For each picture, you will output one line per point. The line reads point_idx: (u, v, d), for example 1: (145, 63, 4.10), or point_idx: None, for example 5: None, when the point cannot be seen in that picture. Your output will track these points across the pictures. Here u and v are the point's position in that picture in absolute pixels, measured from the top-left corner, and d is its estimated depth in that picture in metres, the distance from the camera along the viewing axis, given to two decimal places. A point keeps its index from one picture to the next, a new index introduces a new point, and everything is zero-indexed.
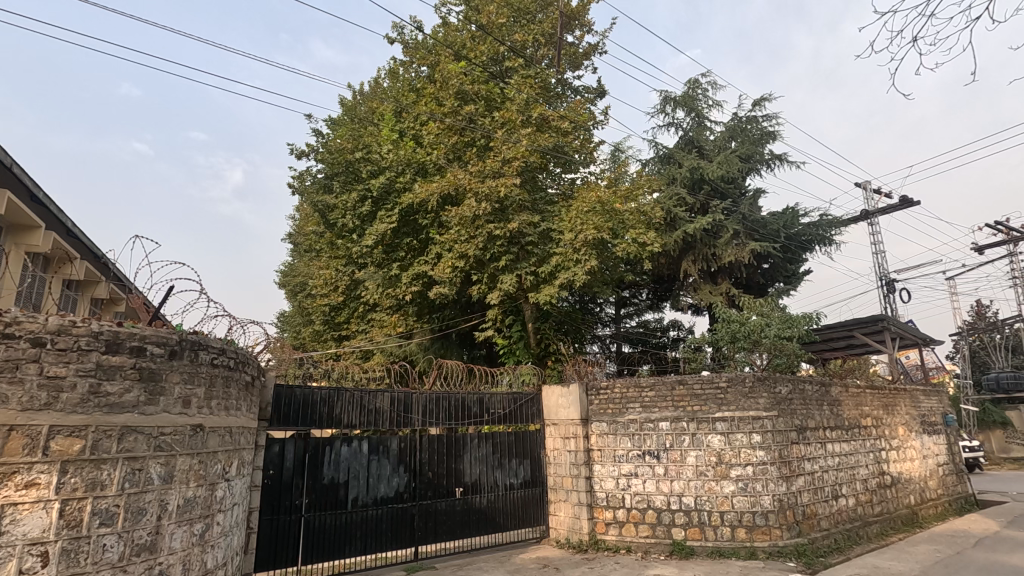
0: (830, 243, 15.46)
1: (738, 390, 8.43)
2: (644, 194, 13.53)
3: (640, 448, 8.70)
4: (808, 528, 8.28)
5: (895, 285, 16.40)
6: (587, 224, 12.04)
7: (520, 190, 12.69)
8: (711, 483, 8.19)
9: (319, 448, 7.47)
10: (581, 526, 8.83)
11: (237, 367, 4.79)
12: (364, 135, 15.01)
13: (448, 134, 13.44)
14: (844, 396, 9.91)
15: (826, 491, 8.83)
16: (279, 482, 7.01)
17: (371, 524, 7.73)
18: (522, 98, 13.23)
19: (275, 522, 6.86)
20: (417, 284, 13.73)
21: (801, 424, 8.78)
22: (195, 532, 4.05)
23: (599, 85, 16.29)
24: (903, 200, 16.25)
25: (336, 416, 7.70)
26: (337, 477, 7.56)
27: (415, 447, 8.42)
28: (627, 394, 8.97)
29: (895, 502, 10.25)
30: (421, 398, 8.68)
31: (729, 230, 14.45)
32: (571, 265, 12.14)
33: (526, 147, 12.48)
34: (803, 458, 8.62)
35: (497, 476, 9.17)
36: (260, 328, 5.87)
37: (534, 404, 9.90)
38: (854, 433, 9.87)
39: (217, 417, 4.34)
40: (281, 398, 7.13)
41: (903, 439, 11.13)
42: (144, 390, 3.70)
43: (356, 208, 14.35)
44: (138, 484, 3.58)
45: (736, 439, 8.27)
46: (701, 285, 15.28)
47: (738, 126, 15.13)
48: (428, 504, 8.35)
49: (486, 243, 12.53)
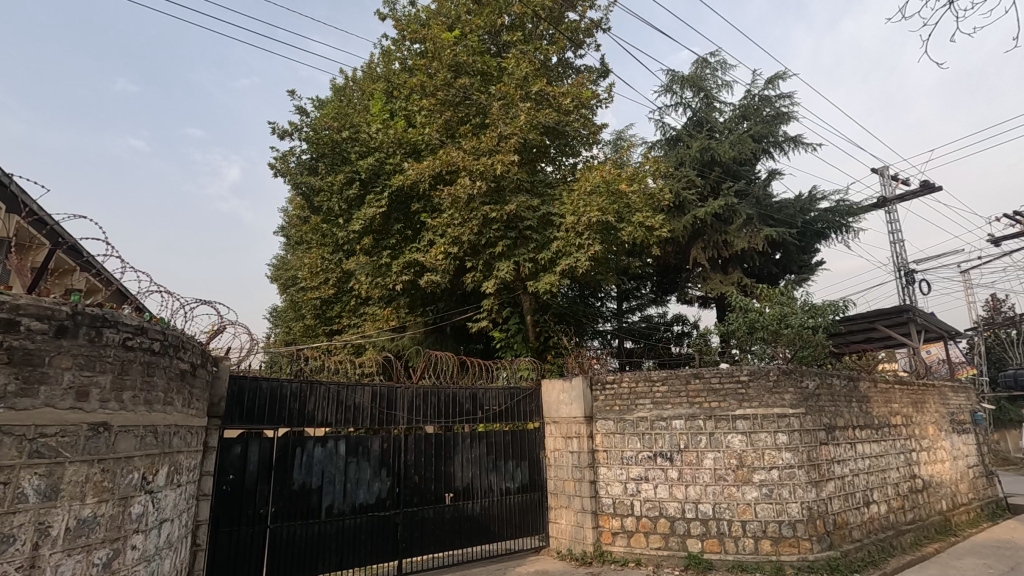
0: (848, 231, 14.53)
1: (761, 385, 7.53)
2: (651, 177, 12.67)
3: (651, 449, 7.82)
4: (839, 539, 7.39)
5: (915, 276, 15.50)
6: (591, 206, 11.17)
7: (518, 169, 11.77)
8: (731, 489, 7.29)
9: (289, 450, 6.56)
10: (584, 535, 7.96)
11: (168, 353, 3.86)
12: (352, 115, 14.10)
13: (439, 109, 12.29)
14: (873, 392, 9.02)
15: (857, 497, 7.95)
16: (241, 488, 6.12)
17: (349, 535, 6.83)
18: (521, 72, 12.26)
19: (235, 534, 5.97)
20: (408, 274, 12.82)
21: (830, 423, 7.89)
22: (97, 561, 3.14)
23: (600, 65, 15.39)
24: (924, 184, 15.32)
25: (309, 412, 6.79)
26: (310, 482, 6.65)
27: (399, 447, 7.51)
28: (636, 389, 8.08)
29: (927, 509, 9.37)
30: (407, 393, 7.78)
31: (742, 215, 13.60)
32: (572, 251, 11.25)
33: (525, 122, 11.58)
34: (833, 461, 7.72)
35: (492, 480, 8.27)
36: (211, 310, 4.98)
37: (533, 400, 9.03)
38: (884, 432, 8.99)
39: (132, 414, 3.43)
40: (244, 392, 6.22)
41: (933, 439, 10.26)
42: (14, 377, 2.81)
43: (344, 190, 13.46)
44: (2, 504, 2.68)
45: (759, 439, 7.37)
46: (710, 275, 14.40)
47: (750, 107, 14.20)
48: (414, 511, 7.45)
49: (481, 227, 11.69)
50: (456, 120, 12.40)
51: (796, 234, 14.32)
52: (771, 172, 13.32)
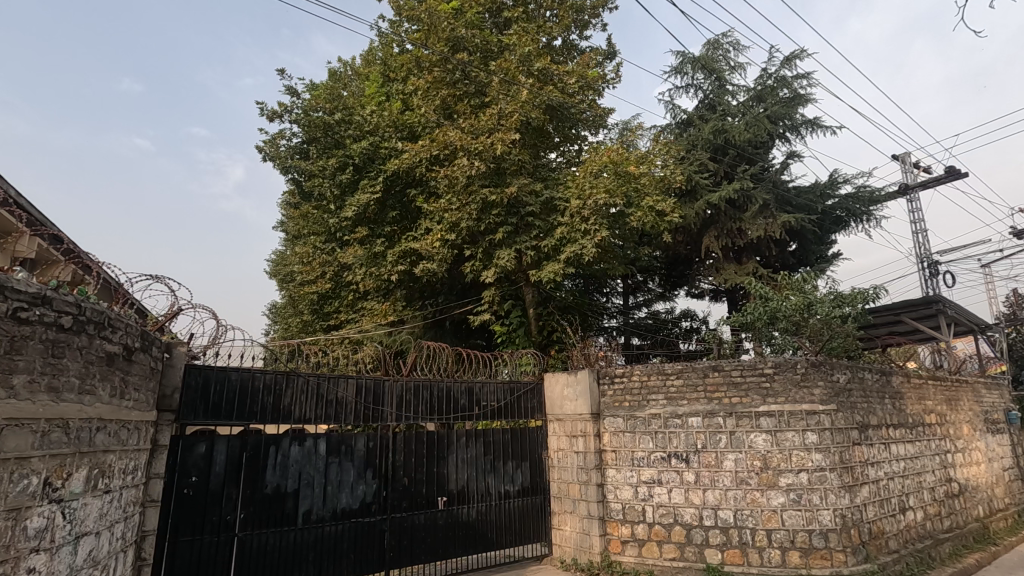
0: (868, 219, 13.71)
1: (787, 379, 6.79)
2: (662, 160, 11.95)
3: (664, 449, 7.08)
4: (875, 550, 6.65)
5: (938, 267, 14.67)
6: (598, 188, 10.46)
7: (519, 150, 11.06)
8: (755, 494, 6.56)
9: (261, 449, 5.87)
10: (591, 543, 7.24)
11: (87, 331, 3.19)
12: (345, 96, 13.39)
13: (436, 87, 11.61)
14: (906, 388, 8.28)
15: (893, 503, 7.21)
16: (205, 492, 5.44)
17: (329, 543, 6.13)
18: (522, 47, 11.50)
19: (197, 544, 5.29)
20: (404, 263, 12.09)
21: (863, 421, 7.13)
22: None
23: (608, 46, 14.65)
24: (950, 170, 14.48)
25: (285, 408, 6.10)
26: (284, 485, 5.95)
27: (387, 447, 6.80)
28: (648, 383, 7.37)
29: (964, 515, 8.61)
30: (396, 387, 7.06)
31: (758, 201, 12.86)
32: (578, 237, 10.53)
33: (528, 100, 10.84)
34: (867, 464, 6.97)
35: (489, 482, 7.57)
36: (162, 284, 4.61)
37: (534, 396, 8.33)
38: (918, 432, 8.24)
39: (28, 405, 2.75)
40: (211, 384, 5.57)
41: (968, 439, 9.49)
42: None
43: (336, 175, 12.77)
44: None
45: (786, 439, 6.63)
46: (723, 265, 13.69)
47: (765, 88, 13.43)
48: (403, 517, 6.74)
49: (481, 212, 11.02)
50: (453, 99, 11.69)
51: (815, 221, 13.55)
52: (789, 156, 12.55)
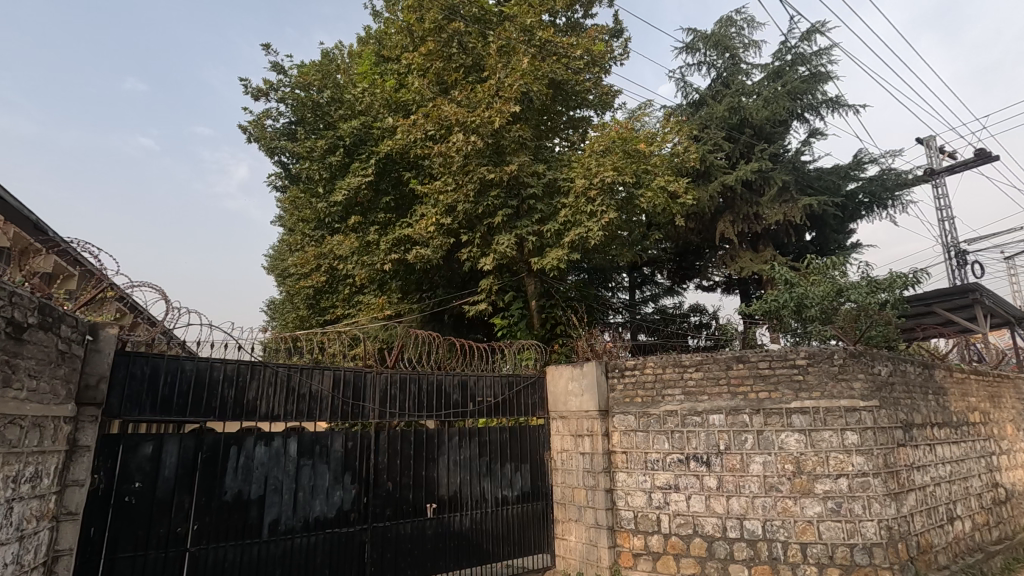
0: (893, 203, 12.83)
1: (823, 370, 5.97)
2: (674, 139, 11.15)
3: (682, 450, 6.28)
4: (924, 567, 5.84)
5: (967, 257, 13.80)
6: (605, 166, 9.69)
7: (520, 127, 10.24)
8: (787, 502, 5.75)
9: (220, 450, 5.09)
10: (599, 556, 6.45)
11: None
12: (336, 74, 12.60)
13: (431, 59, 10.77)
14: (949, 383, 7.44)
15: (940, 512, 6.38)
16: (150, 501, 4.65)
17: (299, 558, 5.36)
18: (523, 17, 10.69)
19: (140, 561, 4.51)
20: (397, 252, 11.26)
21: (906, 419, 6.30)
22: None
23: (615, 22, 13.84)
24: (980, 153, 13.58)
25: (249, 403, 5.31)
26: (247, 491, 5.16)
27: (368, 447, 6.01)
28: (663, 377, 6.57)
29: (1012, 524, 7.78)
30: (379, 381, 6.26)
31: (777, 184, 12.04)
32: (583, 220, 9.72)
33: (528, 71, 10.00)
34: (912, 468, 6.15)
35: (485, 487, 6.79)
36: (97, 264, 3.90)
37: (536, 390, 7.54)
38: (963, 432, 7.41)
39: None
40: (160, 374, 4.80)
41: (1012, 440, 8.65)
42: None
43: (325, 157, 11.95)
44: None
45: (822, 439, 5.81)
46: (739, 253, 12.86)
47: (783, 65, 12.56)
48: (387, 527, 5.95)
49: (478, 193, 10.20)
50: (449, 73, 10.90)
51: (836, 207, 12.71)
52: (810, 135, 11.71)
